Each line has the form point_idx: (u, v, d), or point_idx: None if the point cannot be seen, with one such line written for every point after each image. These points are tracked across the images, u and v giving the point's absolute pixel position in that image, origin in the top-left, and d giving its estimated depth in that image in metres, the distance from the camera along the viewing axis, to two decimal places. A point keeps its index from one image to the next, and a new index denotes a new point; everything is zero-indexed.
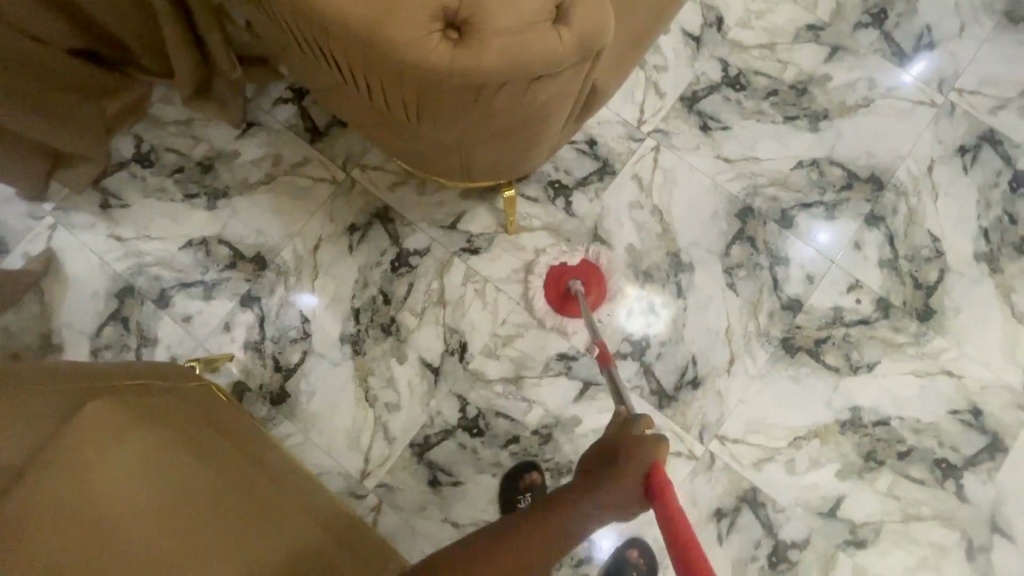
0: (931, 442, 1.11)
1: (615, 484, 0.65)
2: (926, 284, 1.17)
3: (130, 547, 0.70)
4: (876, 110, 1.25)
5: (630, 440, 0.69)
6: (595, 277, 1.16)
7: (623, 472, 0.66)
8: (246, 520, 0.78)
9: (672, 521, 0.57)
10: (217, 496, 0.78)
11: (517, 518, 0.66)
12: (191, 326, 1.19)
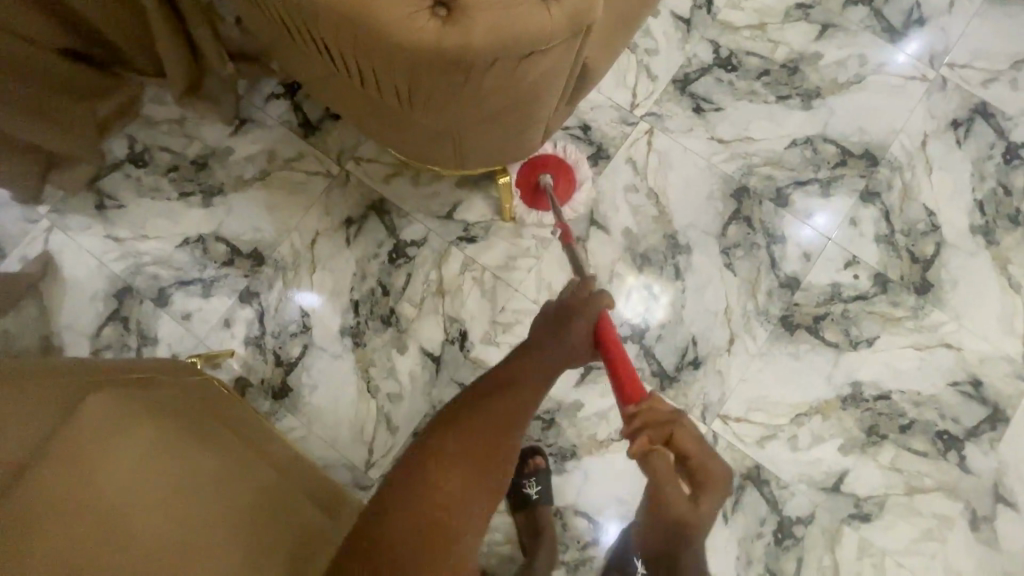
0: (932, 415, 1.12)
1: (562, 337, 0.76)
2: (922, 258, 1.18)
3: (134, 541, 0.68)
4: (869, 87, 1.25)
5: (583, 300, 0.78)
6: (563, 166, 1.17)
7: (572, 326, 0.77)
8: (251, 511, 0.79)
9: (617, 354, 0.74)
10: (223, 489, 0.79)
11: (490, 379, 0.76)
12: (191, 324, 1.19)
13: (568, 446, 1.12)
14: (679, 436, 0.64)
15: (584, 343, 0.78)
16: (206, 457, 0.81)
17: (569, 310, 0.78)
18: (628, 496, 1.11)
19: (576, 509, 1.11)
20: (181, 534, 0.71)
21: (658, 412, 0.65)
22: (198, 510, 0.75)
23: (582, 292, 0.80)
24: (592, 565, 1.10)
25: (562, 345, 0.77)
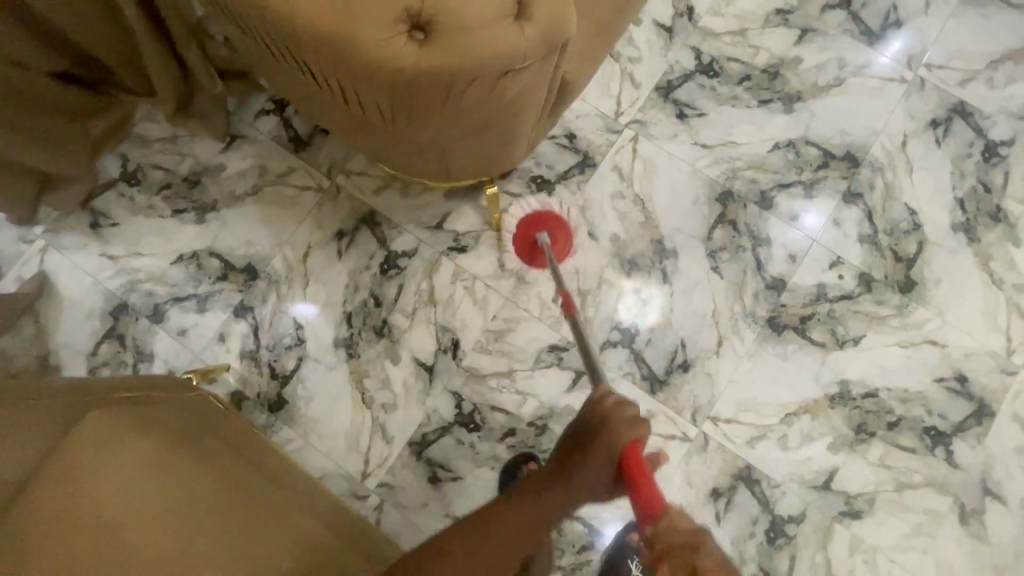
0: (920, 411, 1.13)
1: (585, 472, 0.70)
2: (906, 257, 1.20)
3: (131, 546, 0.69)
4: (849, 89, 1.27)
5: (604, 419, 0.72)
6: (561, 229, 1.15)
7: (596, 449, 0.70)
8: (237, 531, 0.78)
9: (644, 485, 0.67)
10: (212, 505, 0.79)
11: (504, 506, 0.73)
12: (186, 339, 1.20)
13: None
14: (702, 565, 0.60)
15: (607, 480, 0.71)
16: (203, 471, 0.83)
17: (598, 432, 0.71)
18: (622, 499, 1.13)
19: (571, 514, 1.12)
20: (179, 540, 0.72)
21: (677, 534, 0.62)
22: (184, 521, 0.75)
23: (612, 412, 0.73)
24: (588, 568, 1.11)
25: (592, 462, 0.70)
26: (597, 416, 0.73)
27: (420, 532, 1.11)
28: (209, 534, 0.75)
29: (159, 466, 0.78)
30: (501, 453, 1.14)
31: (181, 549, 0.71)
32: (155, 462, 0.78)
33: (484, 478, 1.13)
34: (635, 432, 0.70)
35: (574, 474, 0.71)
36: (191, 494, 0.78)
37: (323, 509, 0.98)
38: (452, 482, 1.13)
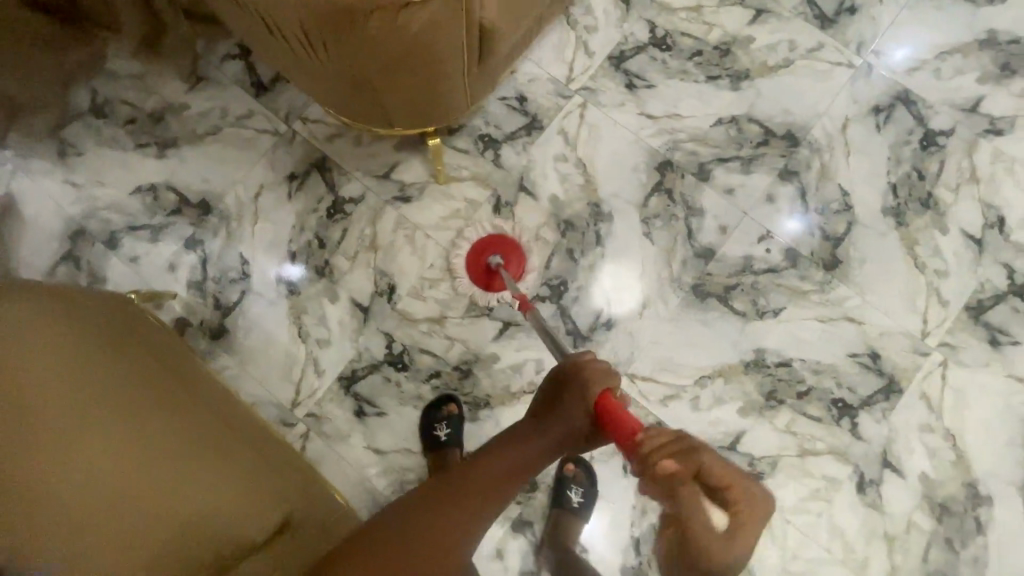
0: (830, 383, 1.18)
1: (563, 415, 0.84)
2: (833, 236, 1.23)
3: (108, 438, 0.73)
4: (796, 70, 1.30)
5: (577, 373, 0.85)
6: (513, 250, 1.22)
7: (572, 396, 0.83)
8: (197, 445, 0.81)
9: (614, 416, 0.77)
10: (112, 393, 0.77)
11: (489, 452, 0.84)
12: (139, 266, 1.26)
13: (482, 395, 1.19)
14: (704, 468, 0.68)
15: (583, 421, 0.83)
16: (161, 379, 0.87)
17: (571, 381, 0.84)
18: None
19: None
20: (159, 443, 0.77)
21: (671, 444, 0.70)
22: (65, 412, 0.72)
23: (583, 367, 0.85)
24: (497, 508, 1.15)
25: (571, 402, 0.83)
26: (573, 369, 0.86)
27: (342, 461, 1.17)
28: (167, 428, 0.79)
29: (55, 353, 0.75)
30: (425, 393, 1.19)
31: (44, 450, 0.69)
32: (50, 349, 0.75)
33: (407, 415, 1.18)
34: (607, 381, 0.83)
35: (554, 423, 0.84)
36: (85, 383, 0.76)
37: (249, 421, 1.03)
38: (376, 416, 1.19)
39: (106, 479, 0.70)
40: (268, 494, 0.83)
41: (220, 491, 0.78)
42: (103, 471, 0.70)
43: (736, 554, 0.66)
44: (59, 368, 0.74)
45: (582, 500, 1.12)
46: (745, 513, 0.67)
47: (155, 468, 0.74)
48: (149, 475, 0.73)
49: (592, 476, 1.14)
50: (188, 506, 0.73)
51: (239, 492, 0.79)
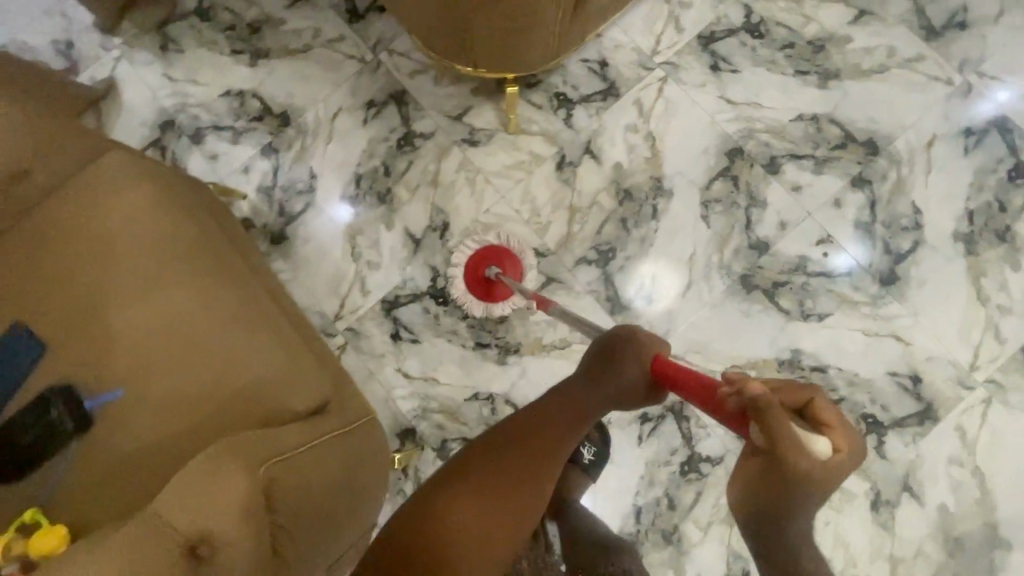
0: (863, 397, 1.15)
1: (615, 375, 0.77)
2: (897, 251, 1.20)
3: (132, 307, 0.75)
4: (890, 78, 1.26)
5: (628, 338, 0.78)
6: (506, 255, 1.21)
7: (623, 358, 0.77)
8: (217, 308, 0.77)
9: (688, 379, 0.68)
10: (185, 262, 0.78)
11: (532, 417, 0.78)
12: (217, 164, 1.34)
13: (513, 342, 1.22)
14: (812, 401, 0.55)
15: (641, 380, 0.76)
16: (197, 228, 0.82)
17: (620, 346, 0.78)
18: None
19: (506, 399, 1.20)
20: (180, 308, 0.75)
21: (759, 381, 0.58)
22: (137, 275, 0.76)
23: (630, 335, 0.78)
24: None
25: (625, 363, 0.77)
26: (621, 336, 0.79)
27: (371, 378, 1.22)
28: (187, 291, 0.76)
29: (139, 218, 0.78)
30: (460, 330, 1.23)
31: (113, 303, 0.74)
32: (139, 212, 0.78)
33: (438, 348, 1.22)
34: (656, 345, 0.78)
35: (604, 387, 0.77)
36: (156, 248, 0.77)
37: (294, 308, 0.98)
38: (410, 343, 1.23)
39: (140, 344, 0.74)
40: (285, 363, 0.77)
41: (255, 354, 0.76)
42: (160, 329, 0.74)
43: (823, 490, 0.50)
44: (137, 233, 0.77)
45: (591, 459, 1.13)
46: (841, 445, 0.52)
47: (177, 334, 0.74)
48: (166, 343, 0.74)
49: (606, 439, 1.15)
50: (235, 375, 0.74)
51: (257, 363, 0.75)
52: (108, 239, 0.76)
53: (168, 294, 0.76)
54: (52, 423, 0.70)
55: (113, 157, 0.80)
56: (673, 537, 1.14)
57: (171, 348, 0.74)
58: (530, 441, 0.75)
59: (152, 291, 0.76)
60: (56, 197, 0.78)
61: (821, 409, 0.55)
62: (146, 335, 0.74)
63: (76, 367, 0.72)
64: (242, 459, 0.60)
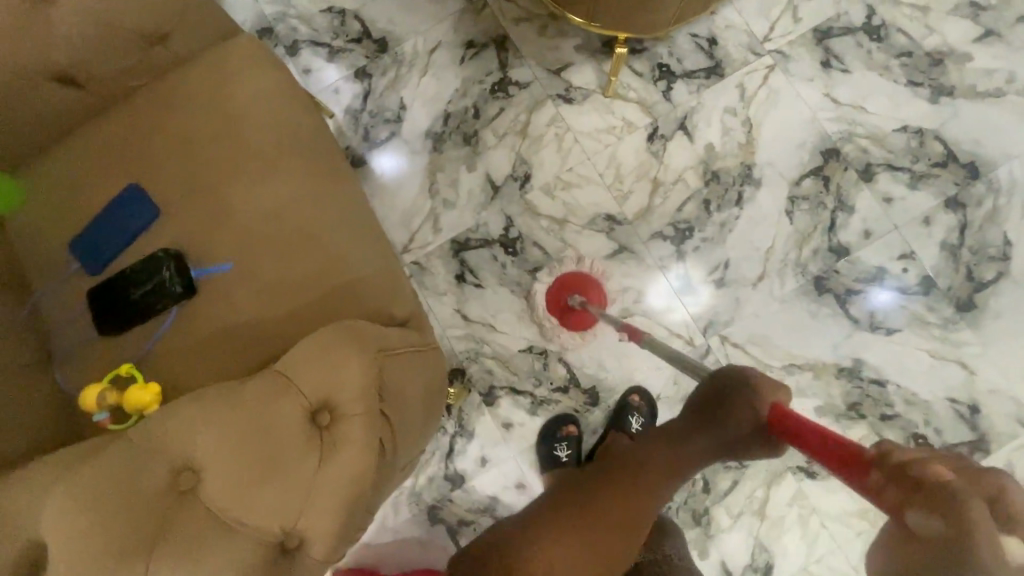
0: (918, 417, 1.14)
1: (721, 423, 0.71)
2: (978, 279, 1.17)
3: (244, 189, 0.76)
4: (1004, 104, 1.22)
5: (739, 385, 0.70)
6: (590, 283, 1.20)
7: (737, 405, 0.69)
8: (324, 208, 0.77)
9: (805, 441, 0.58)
10: (305, 153, 0.79)
11: (619, 471, 0.79)
12: (308, 79, 1.33)
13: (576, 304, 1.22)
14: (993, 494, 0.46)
15: (756, 429, 0.67)
16: (316, 127, 0.82)
17: (727, 391, 0.71)
18: (610, 367, 1.19)
19: (560, 357, 1.20)
20: (287, 200, 0.76)
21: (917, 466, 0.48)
22: (259, 156, 0.77)
23: (745, 382, 0.70)
24: (555, 406, 1.19)
25: (745, 406, 0.68)
26: (727, 382, 0.72)
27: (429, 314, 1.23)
28: (299, 185, 0.77)
29: (267, 103, 0.79)
30: (524, 282, 1.23)
31: (234, 180, 0.76)
32: (268, 97, 0.79)
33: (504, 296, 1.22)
34: (775, 396, 0.67)
35: (709, 428, 0.72)
36: (274, 137, 0.78)
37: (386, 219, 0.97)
38: (473, 287, 1.24)
39: (247, 227, 0.75)
40: (379, 272, 0.77)
41: (355, 258, 0.76)
42: (274, 214, 0.76)
43: None
44: (264, 117, 0.78)
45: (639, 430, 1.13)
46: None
47: (282, 223, 0.75)
48: (268, 228, 0.75)
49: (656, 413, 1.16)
50: (340, 270, 0.75)
51: (354, 266, 0.76)
52: (236, 118, 0.78)
53: (286, 181, 0.77)
54: (161, 283, 0.71)
55: (247, 41, 0.81)
56: (702, 519, 1.14)
57: (272, 234, 0.75)
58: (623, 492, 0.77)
59: (271, 175, 0.77)
60: (193, 69, 0.79)
61: (1011, 501, 0.46)
62: (261, 217, 0.75)
63: (191, 233, 0.75)
64: (360, 344, 0.59)
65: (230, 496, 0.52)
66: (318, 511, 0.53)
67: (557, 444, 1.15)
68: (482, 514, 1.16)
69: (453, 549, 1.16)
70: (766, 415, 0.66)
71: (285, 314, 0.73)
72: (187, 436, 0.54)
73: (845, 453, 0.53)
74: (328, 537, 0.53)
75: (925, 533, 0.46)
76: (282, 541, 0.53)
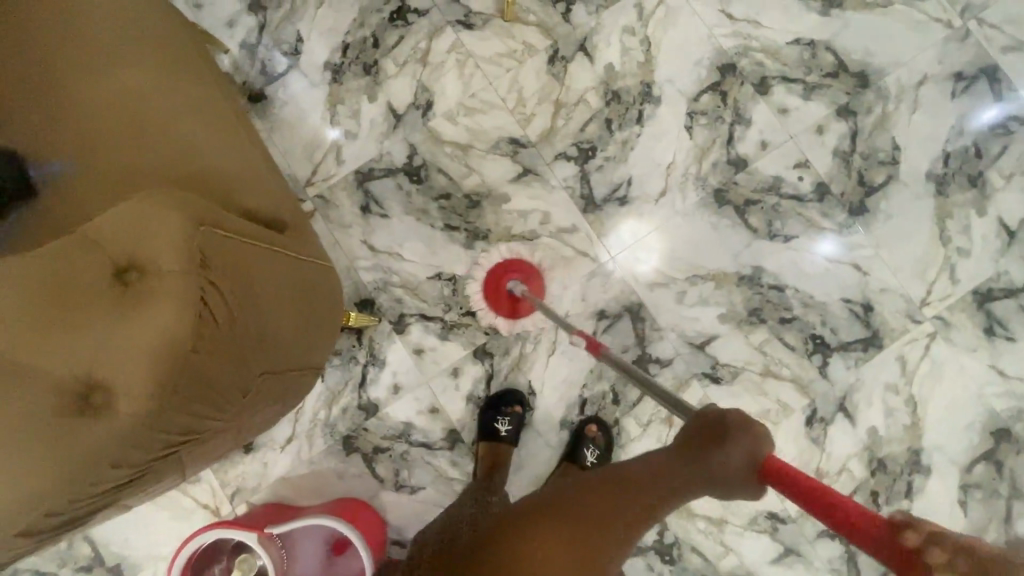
0: (815, 319, 1.18)
1: (714, 463, 0.64)
2: (869, 184, 1.21)
3: (79, 88, 0.75)
4: (891, 13, 1.25)
5: (738, 426, 0.64)
6: (529, 270, 1.19)
7: (728, 447, 0.63)
8: (166, 109, 0.76)
9: (814, 492, 0.56)
10: (150, 50, 0.77)
11: (611, 473, 0.70)
12: (199, 14, 1.28)
13: (483, 229, 1.22)
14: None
15: (748, 475, 0.63)
16: (164, 32, 0.80)
17: (727, 428, 0.65)
18: (519, 288, 1.20)
19: (468, 282, 1.20)
20: (125, 99, 0.75)
21: (943, 531, 0.48)
22: (94, 57, 0.76)
23: (743, 419, 0.65)
24: (465, 331, 1.19)
25: (738, 445, 0.63)
26: (734, 422, 0.65)
27: (336, 246, 1.22)
28: (139, 85, 0.76)
29: (111, 6, 0.78)
30: (430, 211, 1.22)
31: (68, 75, 0.75)
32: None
33: (404, 251, 1.21)
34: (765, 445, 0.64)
35: (687, 463, 0.66)
36: (113, 38, 0.77)
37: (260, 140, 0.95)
38: (379, 218, 1.22)
39: (82, 125, 0.73)
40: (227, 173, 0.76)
41: (199, 157, 0.75)
42: (113, 110, 0.74)
43: None
44: (102, 14, 0.77)
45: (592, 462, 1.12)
46: None
47: (119, 122, 0.74)
48: (103, 126, 0.74)
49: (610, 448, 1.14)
50: (178, 168, 0.73)
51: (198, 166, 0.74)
52: (73, 17, 0.76)
53: (125, 76, 0.75)
54: None
55: None
56: (614, 430, 1.17)
57: (108, 130, 0.73)
58: (588, 508, 0.67)
59: (108, 70, 0.75)
60: None
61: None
62: (96, 115, 0.74)
63: (23, 131, 0.74)
64: (174, 210, 0.57)
65: (25, 350, 0.53)
66: (116, 369, 0.52)
67: (499, 416, 1.14)
68: (397, 440, 1.17)
69: (370, 476, 1.17)
70: (762, 460, 0.63)
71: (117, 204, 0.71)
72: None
73: (865, 523, 0.51)
74: (128, 397, 0.52)
75: None
76: (83, 401, 0.53)
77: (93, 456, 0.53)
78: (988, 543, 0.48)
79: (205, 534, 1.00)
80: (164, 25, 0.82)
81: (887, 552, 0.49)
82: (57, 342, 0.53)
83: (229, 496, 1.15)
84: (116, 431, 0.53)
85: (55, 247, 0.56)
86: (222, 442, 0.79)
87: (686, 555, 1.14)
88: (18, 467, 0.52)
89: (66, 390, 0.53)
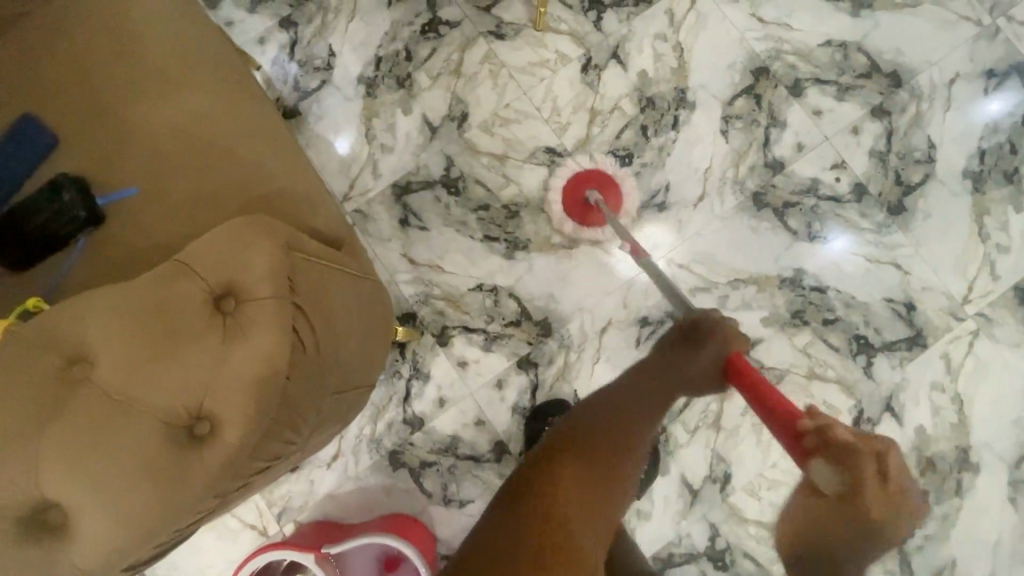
0: (858, 319, 1.18)
1: (692, 358, 0.82)
2: (906, 183, 1.21)
3: (142, 114, 0.74)
4: (921, 13, 1.25)
5: (711, 327, 0.82)
6: (610, 183, 1.20)
7: (705, 346, 0.81)
8: (228, 130, 0.75)
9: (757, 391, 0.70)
10: (210, 69, 0.77)
11: (604, 396, 0.83)
12: (231, 32, 1.27)
13: (522, 238, 1.21)
14: (885, 454, 0.54)
15: (716, 368, 0.80)
16: (219, 51, 0.79)
17: (701, 329, 0.83)
18: (560, 297, 1.20)
19: (510, 293, 1.20)
20: (187, 123, 0.74)
21: (831, 426, 0.59)
22: (155, 82, 0.75)
23: (715, 321, 0.83)
24: (509, 342, 1.19)
25: (716, 340, 0.81)
26: (708, 324, 0.83)
27: (376, 261, 1.21)
28: (200, 108, 0.75)
29: (166, 27, 0.77)
30: (469, 222, 1.22)
31: (133, 98, 0.75)
32: (166, 20, 0.77)
33: (443, 258, 1.21)
34: (738, 339, 0.81)
35: (689, 367, 0.81)
36: (171, 61, 0.76)
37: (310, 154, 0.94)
38: (418, 230, 1.22)
39: (150, 152, 0.73)
40: (292, 190, 0.75)
41: (264, 177, 0.74)
42: (176, 135, 0.74)
43: (891, 523, 0.55)
44: (161, 34, 0.76)
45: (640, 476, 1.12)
46: (894, 481, 0.54)
47: (186, 146, 0.74)
48: (171, 152, 0.73)
49: (657, 460, 1.14)
50: (248, 191, 0.73)
51: (264, 186, 0.73)
52: (131, 43, 0.76)
53: (188, 96, 0.75)
54: (63, 207, 0.68)
55: None
56: (661, 437, 1.17)
57: (176, 157, 0.73)
58: (616, 427, 0.78)
59: (171, 91, 0.75)
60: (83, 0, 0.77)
61: (893, 461, 0.54)
62: (161, 141, 0.74)
63: (88, 157, 0.74)
64: (263, 237, 0.57)
65: (123, 384, 0.53)
66: (222, 398, 0.53)
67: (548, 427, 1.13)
68: (444, 453, 1.16)
69: (418, 491, 1.16)
70: (726, 358, 0.79)
71: (190, 229, 0.71)
72: (82, 328, 0.54)
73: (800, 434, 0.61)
74: (235, 425, 0.52)
75: (830, 488, 0.55)
76: (186, 431, 0.53)
77: (200, 486, 0.53)
78: (853, 429, 0.58)
79: (261, 556, 1.00)
80: (218, 43, 0.81)
81: (793, 444, 0.61)
82: (157, 372, 0.53)
83: (277, 516, 1.14)
84: (223, 460, 0.53)
85: (144, 277, 0.56)
86: (291, 463, 0.79)
87: (738, 560, 1.14)
88: (123, 505, 0.51)
89: (171, 421, 0.53)
